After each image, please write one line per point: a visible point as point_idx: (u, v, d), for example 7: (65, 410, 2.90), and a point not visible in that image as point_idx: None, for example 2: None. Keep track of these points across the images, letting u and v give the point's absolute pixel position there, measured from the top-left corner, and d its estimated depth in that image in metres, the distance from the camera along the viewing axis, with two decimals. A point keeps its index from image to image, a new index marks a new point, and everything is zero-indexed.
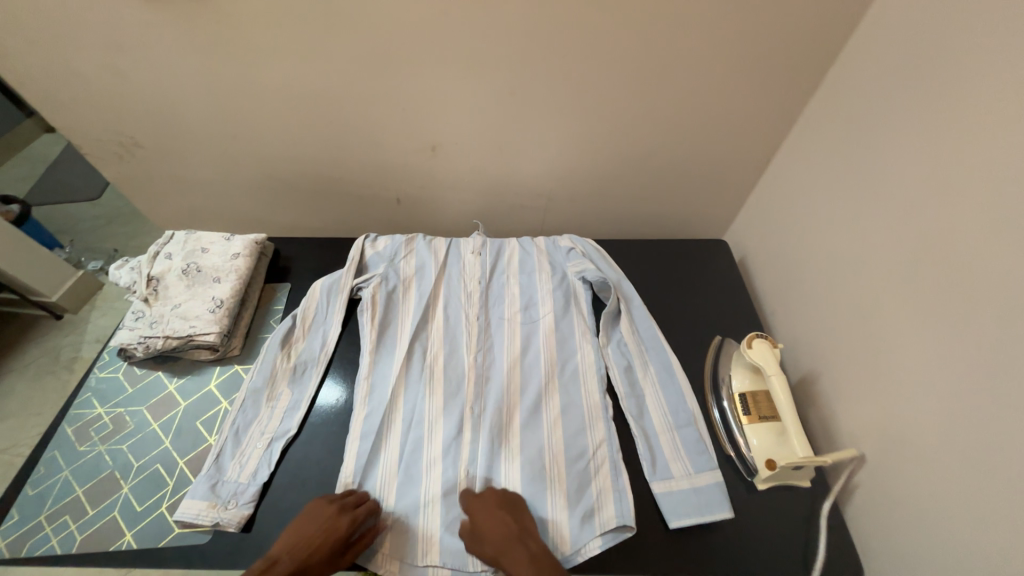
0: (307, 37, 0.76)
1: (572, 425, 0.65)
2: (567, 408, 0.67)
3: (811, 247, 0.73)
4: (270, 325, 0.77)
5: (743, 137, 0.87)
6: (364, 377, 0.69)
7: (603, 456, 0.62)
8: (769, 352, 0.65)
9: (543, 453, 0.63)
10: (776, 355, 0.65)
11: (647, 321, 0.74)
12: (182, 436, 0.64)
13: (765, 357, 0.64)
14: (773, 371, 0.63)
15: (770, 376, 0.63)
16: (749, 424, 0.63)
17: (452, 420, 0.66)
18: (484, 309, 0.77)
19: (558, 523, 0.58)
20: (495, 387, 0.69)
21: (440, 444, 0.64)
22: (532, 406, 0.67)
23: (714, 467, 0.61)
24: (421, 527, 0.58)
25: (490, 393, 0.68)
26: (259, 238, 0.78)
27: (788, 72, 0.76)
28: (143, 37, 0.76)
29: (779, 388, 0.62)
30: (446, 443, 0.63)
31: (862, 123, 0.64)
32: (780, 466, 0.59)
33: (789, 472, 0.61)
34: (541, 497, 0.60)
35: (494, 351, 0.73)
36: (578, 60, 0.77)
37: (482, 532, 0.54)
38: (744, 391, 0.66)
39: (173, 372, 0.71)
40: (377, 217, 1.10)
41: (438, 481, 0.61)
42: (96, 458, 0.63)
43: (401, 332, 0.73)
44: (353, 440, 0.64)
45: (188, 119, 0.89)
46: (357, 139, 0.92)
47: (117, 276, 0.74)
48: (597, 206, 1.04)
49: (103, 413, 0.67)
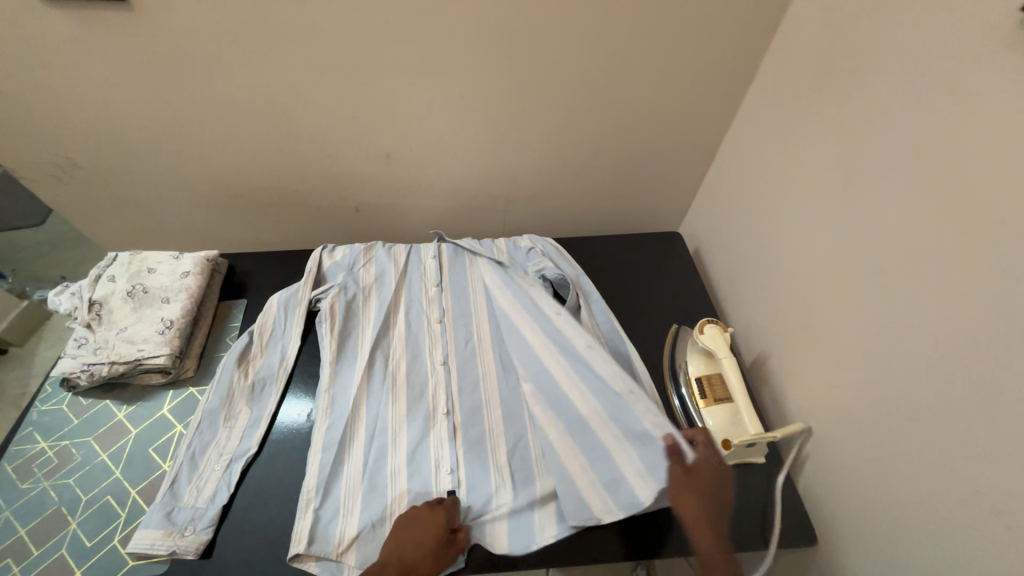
0: (252, 48, 0.75)
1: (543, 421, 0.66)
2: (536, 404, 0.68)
3: (756, 233, 0.77)
4: (226, 343, 0.75)
5: (689, 132, 0.90)
6: (325, 389, 0.68)
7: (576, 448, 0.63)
8: (719, 336, 0.68)
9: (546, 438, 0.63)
10: (727, 338, 0.68)
11: (607, 314, 0.75)
12: (135, 465, 0.62)
13: (716, 341, 0.68)
14: (725, 354, 0.66)
15: (722, 358, 0.66)
16: (707, 406, 0.65)
17: (421, 425, 0.65)
18: (450, 314, 0.78)
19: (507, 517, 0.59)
20: (469, 386, 0.70)
21: (407, 449, 0.63)
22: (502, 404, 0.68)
23: None
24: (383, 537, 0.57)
25: (569, 361, 0.67)
26: (210, 255, 0.76)
27: (725, 68, 0.80)
28: (77, 53, 0.73)
29: (730, 369, 0.65)
30: (411, 449, 0.63)
31: (794, 113, 0.68)
32: (734, 445, 0.62)
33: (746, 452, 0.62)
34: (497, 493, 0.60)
35: (463, 352, 0.74)
36: (527, 63, 0.79)
37: (701, 489, 0.57)
38: (699, 375, 0.69)
39: (123, 399, 0.68)
40: (336, 227, 1.08)
41: (404, 489, 0.61)
42: (40, 495, 0.59)
43: (362, 341, 0.73)
44: (315, 453, 0.62)
45: (131, 136, 0.86)
46: (310, 149, 0.91)
47: (57, 303, 0.71)
48: (555, 206, 1.06)
49: (47, 447, 0.63)
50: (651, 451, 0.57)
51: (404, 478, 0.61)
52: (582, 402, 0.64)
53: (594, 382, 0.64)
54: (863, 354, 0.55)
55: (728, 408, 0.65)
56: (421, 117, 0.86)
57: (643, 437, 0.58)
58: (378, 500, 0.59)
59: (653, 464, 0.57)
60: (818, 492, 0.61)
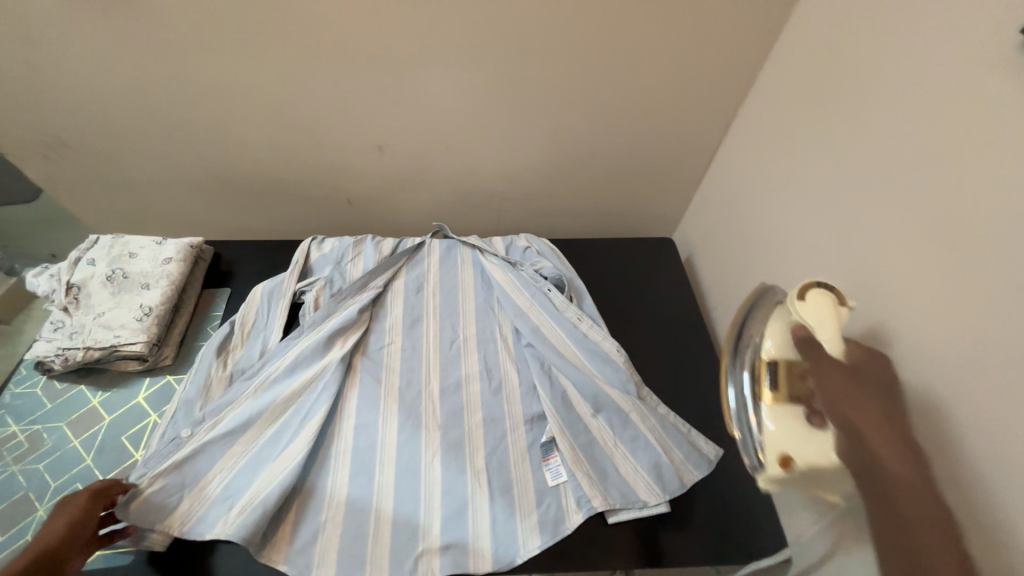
0: (240, 37, 0.74)
1: (565, 410, 0.65)
2: (554, 389, 0.67)
3: (753, 248, 0.76)
4: (206, 332, 0.74)
5: (685, 140, 0.90)
6: (269, 367, 0.66)
7: (604, 432, 0.63)
8: (828, 311, 0.45)
9: (576, 429, 0.63)
10: (841, 315, 0.45)
11: (595, 317, 0.74)
12: (106, 453, 0.61)
13: (821, 313, 0.45)
14: (825, 332, 0.44)
15: (824, 335, 0.44)
16: (774, 403, 0.42)
17: (246, 397, 0.63)
18: (371, 317, 0.76)
19: (480, 522, 0.57)
20: (301, 357, 0.67)
21: (289, 442, 0.61)
22: (495, 400, 0.68)
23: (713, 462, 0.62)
24: (372, 522, 0.57)
25: (590, 358, 0.68)
26: (193, 242, 0.75)
27: (719, 76, 0.80)
28: (58, 30, 0.72)
29: (834, 351, 0.43)
30: (404, 439, 0.63)
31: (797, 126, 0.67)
32: (797, 465, 0.40)
33: (809, 475, 0.41)
34: (470, 497, 0.59)
35: (372, 357, 0.71)
36: (520, 60, 0.78)
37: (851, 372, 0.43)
38: (776, 357, 0.43)
39: (98, 385, 0.67)
40: (327, 219, 1.07)
41: (391, 481, 0.60)
42: (8, 479, 0.58)
43: (324, 322, 0.71)
44: (256, 441, 0.60)
45: (122, 118, 0.85)
46: (301, 138, 0.89)
47: (35, 283, 0.70)
48: (550, 206, 1.04)
49: (18, 431, 0.62)
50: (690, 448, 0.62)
51: (270, 470, 0.58)
52: (617, 402, 0.64)
53: (622, 385, 0.66)
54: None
55: (802, 406, 0.42)
56: (415, 111, 0.85)
57: (681, 437, 0.63)
58: (210, 462, 0.58)
59: (688, 453, 0.62)
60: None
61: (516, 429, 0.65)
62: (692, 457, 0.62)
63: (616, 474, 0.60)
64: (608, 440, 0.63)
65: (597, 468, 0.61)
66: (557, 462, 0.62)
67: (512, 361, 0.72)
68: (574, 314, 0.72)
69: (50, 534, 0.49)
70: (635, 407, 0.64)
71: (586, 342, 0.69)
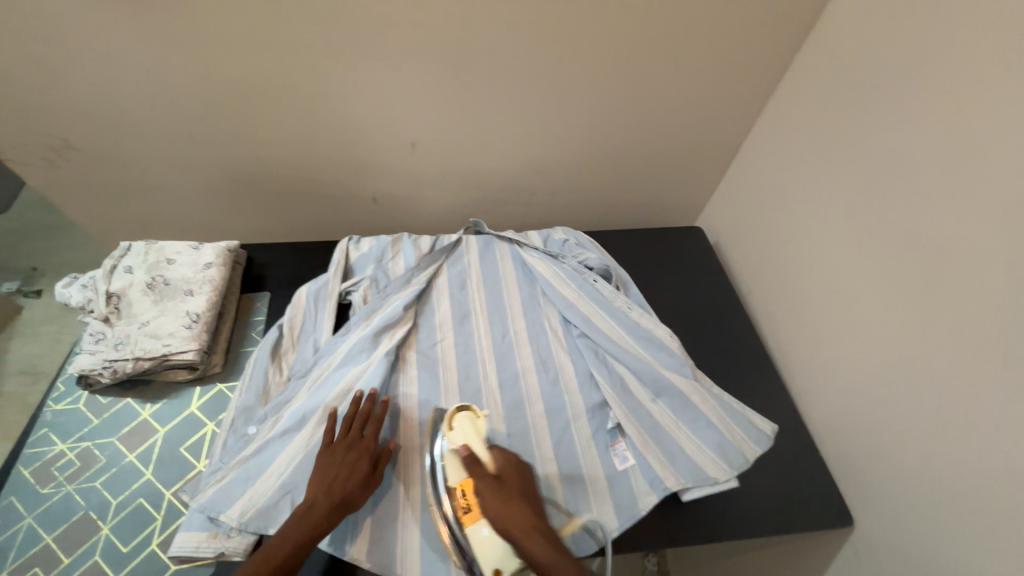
0: (274, 35, 0.72)
1: (626, 396, 0.66)
2: (612, 376, 0.68)
3: (790, 233, 0.81)
4: (252, 338, 0.72)
5: (712, 132, 0.94)
6: (325, 367, 0.64)
7: (665, 415, 0.65)
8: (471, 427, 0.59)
9: (638, 413, 0.65)
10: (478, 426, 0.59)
11: (642, 305, 0.76)
12: (166, 466, 0.59)
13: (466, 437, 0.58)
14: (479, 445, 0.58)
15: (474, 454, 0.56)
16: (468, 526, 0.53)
17: (293, 393, 0.62)
18: (416, 312, 0.75)
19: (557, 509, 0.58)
20: (350, 353, 0.65)
21: None
22: (554, 391, 0.69)
23: (771, 437, 0.64)
24: None
25: (644, 345, 0.70)
26: (231, 245, 0.73)
27: (748, 69, 0.83)
28: (78, 29, 0.68)
29: (486, 458, 0.57)
30: None
31: (837, 114, 0.71)
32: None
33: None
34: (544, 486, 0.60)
35: (426, 354, 0.71)
36: (558, 57, 0.79)
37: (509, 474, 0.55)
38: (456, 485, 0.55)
39: (145, 397, 0.64)
40: (352, 218, 1.05)
41: None
42: (65, 500, 0.56)
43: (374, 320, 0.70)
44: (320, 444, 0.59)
45: (141, 120, 0.81)
46: (331, 138, 0.88)
47: (66, 295, 0.66)
48: (578, 199, 1.06)
49: (66, 449, 0.59)
50: (749, 426, 0.65)
51: None
52: (676, 385, 0.66)
53: (678, 369, 0.68)
54: (915, 344, 0.59)
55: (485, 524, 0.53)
56: (450, 108, 0.85)
57: (739, 417, 0.66)
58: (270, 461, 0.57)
59: (748, 431, 0.65)
60: (862, 474, 0.66)
61: (579, 418, 0.66)
62: (751, 435, 0.64)
63: (681, 455, 0.63)
64: (670, 423, 0.65)
65: (663, 451, 0.63)
66: (623, 447, 0.63)
67: (566, 352, 0.73)
68: (624, 303, 0.74)
69: (290, 539, 0.49)
70: (693, 390, 0.66)
71: (639, 329, 0.72)
